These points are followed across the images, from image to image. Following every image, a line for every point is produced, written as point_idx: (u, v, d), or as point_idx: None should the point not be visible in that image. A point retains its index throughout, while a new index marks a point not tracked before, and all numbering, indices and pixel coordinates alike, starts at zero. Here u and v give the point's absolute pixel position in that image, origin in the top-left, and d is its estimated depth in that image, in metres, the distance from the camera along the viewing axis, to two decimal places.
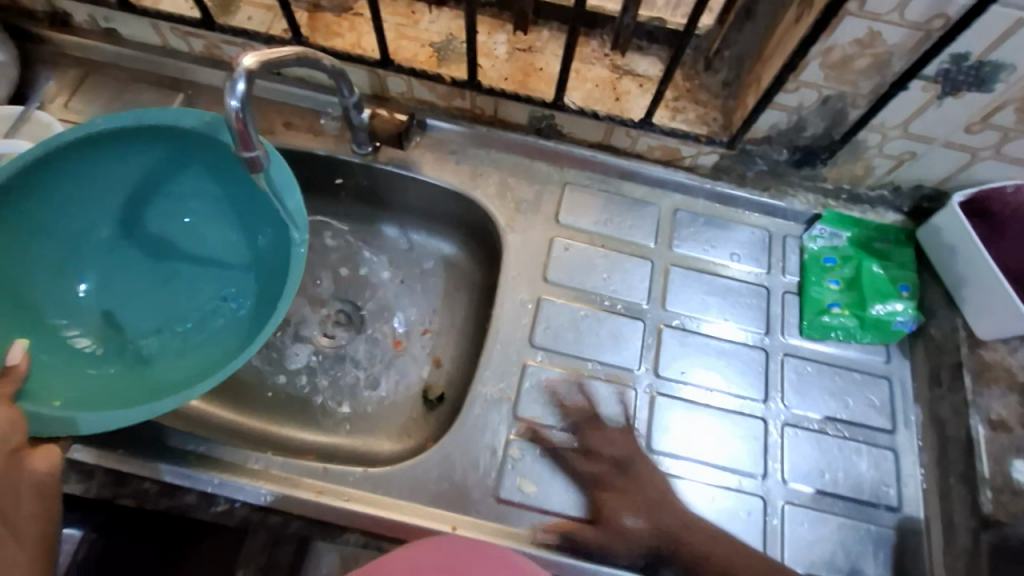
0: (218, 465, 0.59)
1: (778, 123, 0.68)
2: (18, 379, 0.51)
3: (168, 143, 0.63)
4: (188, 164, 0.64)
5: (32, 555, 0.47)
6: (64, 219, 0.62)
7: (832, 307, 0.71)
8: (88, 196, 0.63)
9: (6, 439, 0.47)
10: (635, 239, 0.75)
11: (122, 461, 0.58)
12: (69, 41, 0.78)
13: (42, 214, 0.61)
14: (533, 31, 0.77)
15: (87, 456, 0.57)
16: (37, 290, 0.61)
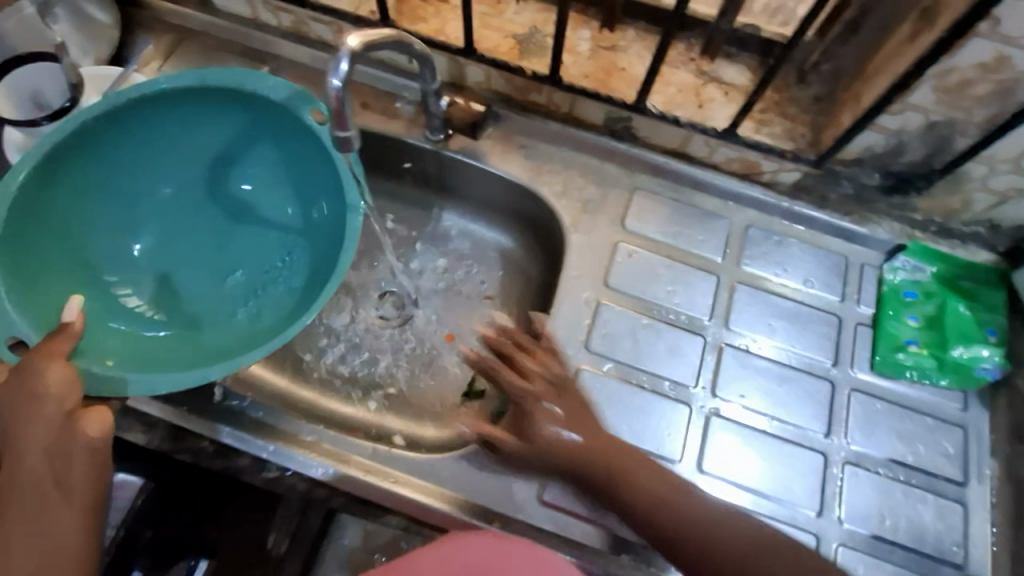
0: (273, 432, 0.60)
1: (874, 145, 0.65)
2: (76, 336, 0.53)
3: (246, 117, 0.65)
4: (260, 137, 0.66)
5: (82, 516, 0.48)
6: (137, 178, 0.66)
7: (908, 345, 0.67)
8: (164, 158, 0.66)
9: (64, 397, 0.49)
10: (702, 252, 0.72)
11: (185, 418, 0.60)
12: (165, 6, 0.80)
13: (120, 171, 0.64)
14: (619, 29, 0.75)
15: (154, 409, 0.61)
16: (102, 241, 0.64)
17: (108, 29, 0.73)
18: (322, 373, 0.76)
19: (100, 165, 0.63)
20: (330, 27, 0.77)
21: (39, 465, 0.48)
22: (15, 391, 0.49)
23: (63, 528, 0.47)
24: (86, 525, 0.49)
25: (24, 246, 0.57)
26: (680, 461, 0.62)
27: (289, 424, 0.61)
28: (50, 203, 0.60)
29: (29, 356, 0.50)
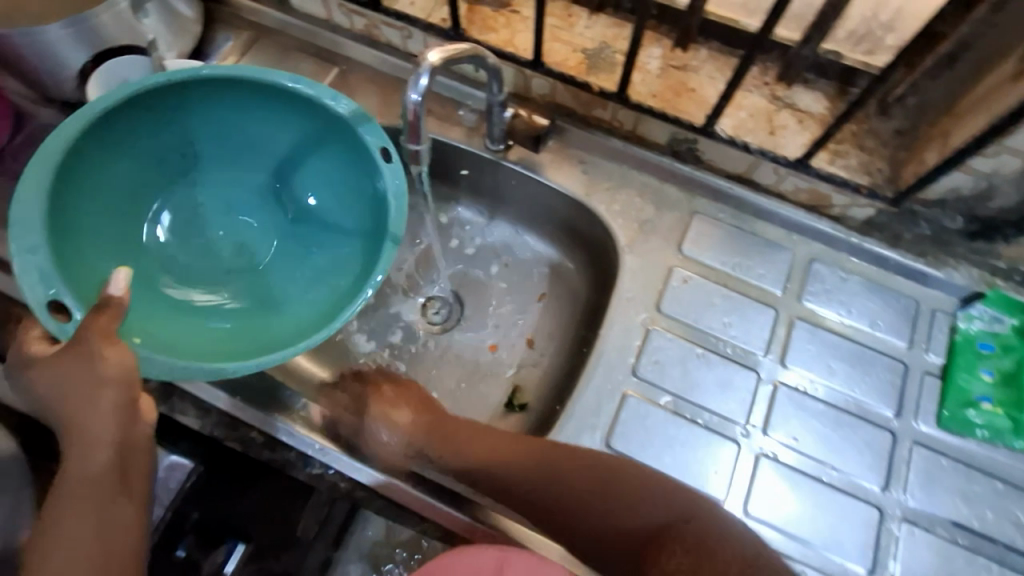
0: (323, 431, 0.63)
1: (960, 186, 0.61)
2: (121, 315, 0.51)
3: (313, 126, 0.66)
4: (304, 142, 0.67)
5: (138, 513, 0.50)
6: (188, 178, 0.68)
7: (981, 402, 0.64)
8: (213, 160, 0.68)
9: (128, 388, 0.49)
10: (762, 282, 0.70)
11: (242, 409, 0.63)
12: (244, 4, 0.83)
13: (187, 152, 0.66)
14: (691, 49, 0.73)
15: (212, 396, 0.64)
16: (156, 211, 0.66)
17: (190, 23, 0.77)
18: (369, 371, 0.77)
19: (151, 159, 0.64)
20: (401, 32, 0.78)
21: (99, 461, 0.48)
22: (70, 384, 0.48)
23: (123, 525, 0.48)
24: (140, 521, 0.50)
25: (71, 219, 0.58)
26: (724, 500, 0.61)
27: (337, 423, 0.63)
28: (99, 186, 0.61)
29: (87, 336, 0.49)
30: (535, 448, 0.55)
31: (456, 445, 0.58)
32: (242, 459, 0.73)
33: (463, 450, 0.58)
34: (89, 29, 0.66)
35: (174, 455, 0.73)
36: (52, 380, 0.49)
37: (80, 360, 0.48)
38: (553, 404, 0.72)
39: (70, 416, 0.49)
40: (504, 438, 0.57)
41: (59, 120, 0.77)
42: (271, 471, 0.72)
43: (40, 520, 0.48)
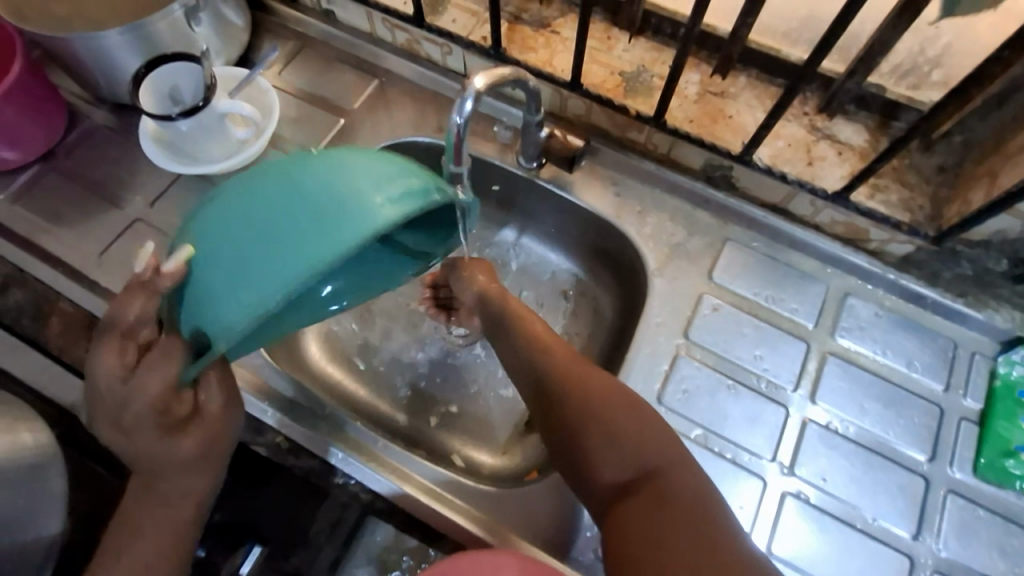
0: (346, 441, 0.65)
1: (1006, 230, 0.60)
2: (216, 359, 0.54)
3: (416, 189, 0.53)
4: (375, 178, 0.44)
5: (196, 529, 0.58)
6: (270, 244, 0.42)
7: (1020, 452, 0.62)
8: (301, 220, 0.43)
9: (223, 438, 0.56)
10: (794, 315, 0.69)
11: (268, 413, 0.65)
12: (291, 15, 0.86)
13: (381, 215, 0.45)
14: (730, 76, 0.72)
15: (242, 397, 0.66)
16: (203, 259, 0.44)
17: (238, 31, 0.80)
18: (392, 377, 0.78)
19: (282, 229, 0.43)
20: (442, 48, 0.80)
21: (185, 510, 0.56)
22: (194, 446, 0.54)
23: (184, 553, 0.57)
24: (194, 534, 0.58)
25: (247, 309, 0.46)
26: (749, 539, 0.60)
27: (362, 433, 0.65)
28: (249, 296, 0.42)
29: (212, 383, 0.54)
30: (584, 365, 0.56)
31: (515, 339, 0.60)
32: (263, 463, 0.71)
33: (518, 343, 0.59)
34: (145, 35, 0.68)
35: None
36: (174, 441, 0.53)
37: (204, 426, 0.54)
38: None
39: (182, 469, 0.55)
40: (559, 344, 0.59)
41: (109, 121, 0.80)
42: (284, 475, 0.71)
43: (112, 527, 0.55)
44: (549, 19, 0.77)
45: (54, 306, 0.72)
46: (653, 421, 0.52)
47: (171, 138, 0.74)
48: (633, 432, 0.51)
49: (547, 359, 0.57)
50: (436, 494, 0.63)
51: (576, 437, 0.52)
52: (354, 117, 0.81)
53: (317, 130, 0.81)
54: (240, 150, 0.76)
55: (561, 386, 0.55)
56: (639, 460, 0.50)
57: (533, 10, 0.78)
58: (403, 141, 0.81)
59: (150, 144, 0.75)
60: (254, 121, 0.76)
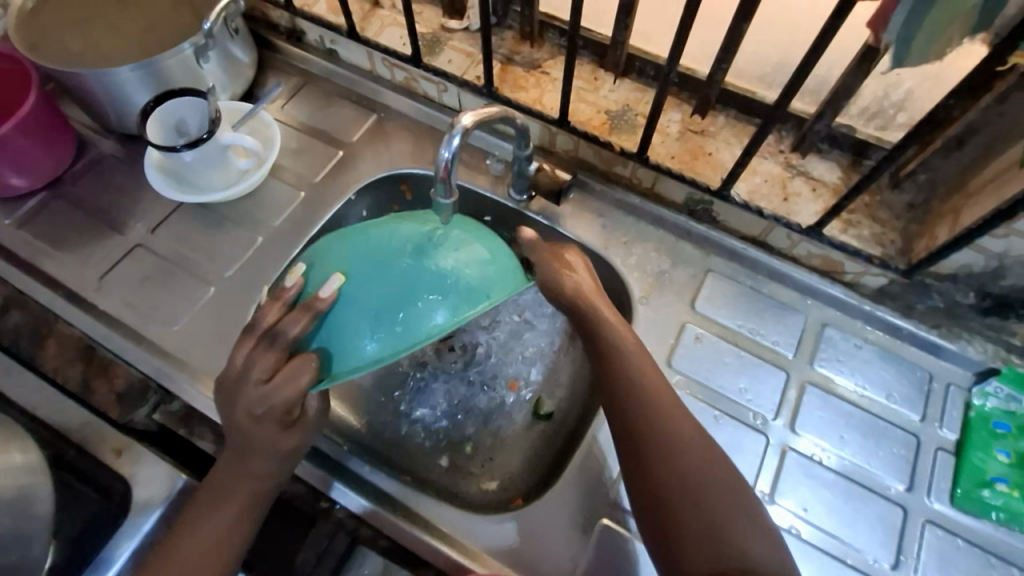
0: (346, 473, 0.66)
1: (971, 264, 0.62)
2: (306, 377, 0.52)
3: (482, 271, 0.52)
4: (452, 237, 0.53)
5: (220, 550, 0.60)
6: (374, 292, 0.50)
7: (996, 483, 0.63)
8: (418, 285, 0.50)
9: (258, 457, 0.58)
10: (774, 345, 0.71)
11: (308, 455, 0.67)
12: (296, 54, 0.90)
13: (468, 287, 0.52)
14: (709, 115, 0.76)
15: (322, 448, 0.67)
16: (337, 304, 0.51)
17: (244, 67, 0.84)
18: (382, 401, 0.79)
19: (393, 284, 0.50)
20: (437, 86, 0.84)
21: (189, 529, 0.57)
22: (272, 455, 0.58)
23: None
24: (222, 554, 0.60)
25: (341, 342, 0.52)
26: None
27: (356, 465, 0.66)
28: (372, 343, 0.49)
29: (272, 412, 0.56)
30: (690, 423, 0.55)
31: (618, 376, 0.57)
32: None
33: (616, 389, 0.56)
34: (156, 72, 0.72)
35: (181, 481, 0.65)
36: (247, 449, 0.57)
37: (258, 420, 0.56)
38: (554, 463, 0.73)
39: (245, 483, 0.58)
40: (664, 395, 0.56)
41: (117, 150, 0.84)
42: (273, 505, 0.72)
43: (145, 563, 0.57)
44: (539, 61, 0.82)
45: (53, 328, 0.75)
46: (743, 508, 0.51)
47: (176, 167, 0.77)
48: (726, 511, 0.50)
49: (647, 407, 0.55)
50: (408, 511, 0.64)
51: (668, 496, 0.51)
52: (352, 149, 0.85)
53: (316, 161, 0.84)
54: (242, 178, 0.79)
55: (658, 438, 0.53)
56: (722, 531, 0.49)
57: (524, 52, 0.83)
58: (400, 172, 0.84)
59: (154, 173, 0.78)
60: (256, 152, 0.80)
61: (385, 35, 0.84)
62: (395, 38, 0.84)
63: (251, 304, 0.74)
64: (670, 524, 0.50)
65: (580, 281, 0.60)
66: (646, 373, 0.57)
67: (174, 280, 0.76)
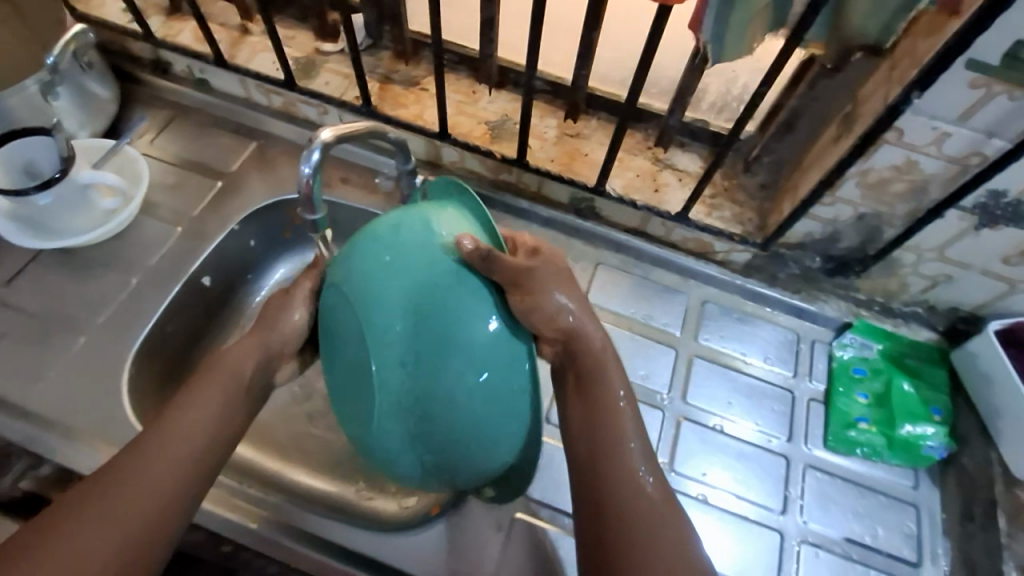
0: (237, 508, 0.63)
1: (813, 232, 0.70)
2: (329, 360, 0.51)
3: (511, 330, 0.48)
4: (383, 303, 0.46)
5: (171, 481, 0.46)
6: (413, 379, 0.46)
7: (859, 422, 0.70)
8: (454, 352, 0.46)
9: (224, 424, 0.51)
10: (663, 326, 0.76)
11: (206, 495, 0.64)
12: (165, 86, 0.87)
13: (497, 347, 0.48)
14: (582, 118, 0.81)
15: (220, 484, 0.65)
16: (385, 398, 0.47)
17: (106, 103, 0.80)
18: (292, 432, 0.77)
19: (382, 391, 0.47)
20: (317, 109, 0.83)
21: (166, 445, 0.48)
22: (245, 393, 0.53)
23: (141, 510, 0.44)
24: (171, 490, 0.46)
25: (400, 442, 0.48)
26: None
27: (252, 497, 0.64)
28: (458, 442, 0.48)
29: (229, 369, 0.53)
30: None
31: (590, 404, 0.50)
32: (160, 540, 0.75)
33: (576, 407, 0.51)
34: None
35: None
36: (232, 420, 0.51)
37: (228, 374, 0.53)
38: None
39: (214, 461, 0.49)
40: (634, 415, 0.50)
41: None
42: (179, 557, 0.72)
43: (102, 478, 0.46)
44: (417, 78, 0.84)
45: None
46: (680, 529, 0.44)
47: (27, 214, 0.71)
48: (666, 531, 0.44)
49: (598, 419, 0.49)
50: (319, 540, 0.62)
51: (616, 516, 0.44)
52: (233, 178, 0.82)
53: (193, 195, 0.81)
54: (109, 218, 0.75)
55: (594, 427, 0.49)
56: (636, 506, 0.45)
57: (401, 71, 0.84)
58: (285, 198, 0.81)
59: (3, 221, 0.71)
60: (121, 191, 0.76)
61: (257, 62, 0.83)
62: (268, 63, 0.83)
63: (129, 351, 0.69)
64: (606, 544, 0.44)
65: (546, 268, 0.50)
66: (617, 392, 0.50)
67: (39, 335, 0.70)
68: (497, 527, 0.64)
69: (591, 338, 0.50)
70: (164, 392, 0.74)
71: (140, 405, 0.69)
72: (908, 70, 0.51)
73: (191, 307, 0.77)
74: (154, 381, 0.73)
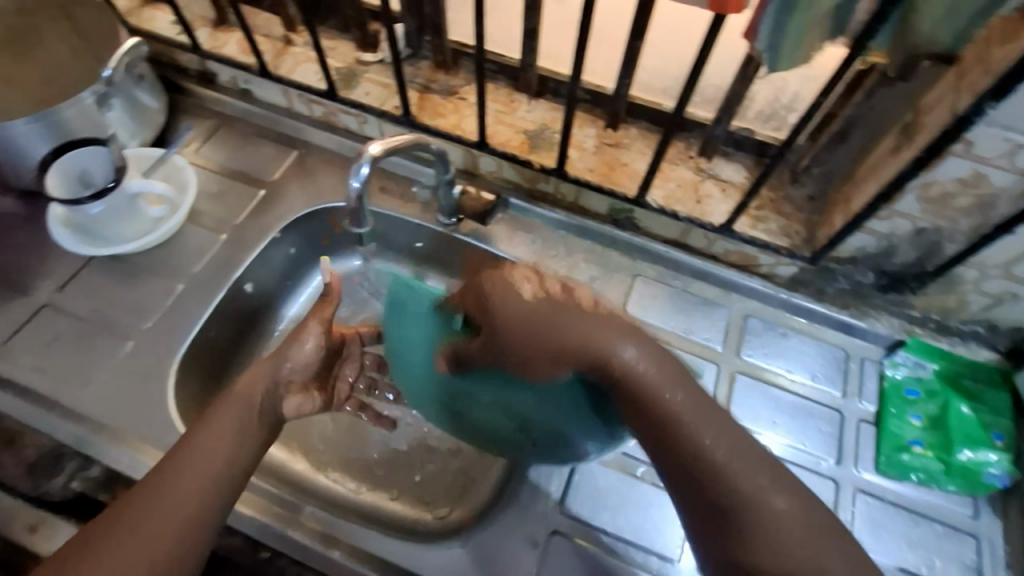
0: (273, 514, 0.64)
1: (866, 246, 0.67)
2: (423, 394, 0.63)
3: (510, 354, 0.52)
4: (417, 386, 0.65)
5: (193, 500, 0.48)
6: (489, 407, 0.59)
7: (913, 446, 0.67)
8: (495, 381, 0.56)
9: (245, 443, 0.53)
10: (705, 341, 0.74)
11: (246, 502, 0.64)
12: (210, 96, 0.89)
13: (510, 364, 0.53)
14: (622, 127, 0.80)
15: (258, 490, 0.65)
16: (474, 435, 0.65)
17: (154, 113, 0.82)
18: (326, 440, 0.77)
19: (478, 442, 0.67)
20: (357, 118, 0.84)
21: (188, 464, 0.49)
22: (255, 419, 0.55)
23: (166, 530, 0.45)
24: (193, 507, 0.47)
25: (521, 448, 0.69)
26: (677, 560, 0.63)
27: (287, 504, 0.64)
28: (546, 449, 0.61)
29: (239, 398, 0.55)
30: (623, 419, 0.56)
31: (643, 404, 0.46)
32: None
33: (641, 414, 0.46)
34: (54, 124, 0.70)
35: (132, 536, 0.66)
36: (248, 439, 0.53)
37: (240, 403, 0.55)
38: (492, 483, 0.70)
39: (234, 479, 0.51)
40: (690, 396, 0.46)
41: (16, 209, 0.79)
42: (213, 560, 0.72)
43: (123, 499, 0.47)
44: (456, 87, 0.84)
45: None
46: (779, 489, 0.43)
47: (80, 220, 0.73)
48: (782, 507, 0.42)
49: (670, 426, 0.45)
50: (357, 551, 0.62)
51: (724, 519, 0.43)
52: (275, 186, 0.83)
53: (236, 203, 0.82)
54: (156, 227, 0.77)
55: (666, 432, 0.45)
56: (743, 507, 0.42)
57: (440, 80, 0.84)
58: (325, 207, 0.82)
59: (58, 229, 0.74)
60: (168, 198, 0.77)
61: (300, 72, 0.84)
62: (310, 73, 0.84)
63: (174, 356, 0.71)
64: (716, 527, 0.43)
65: (511, 337, 0.48)
66: (663, 381, 0.46)
67: (87, 339, 0.72)
68: (534, 544, 0.63)
69: (602, 341, 0.46)
70: (205, 397, 0.75)
71: (183, 409, 0.70)
72: (980, 78, 0.48)
73: (232, 314, 0.78)
74: (196, 386, 0.74)
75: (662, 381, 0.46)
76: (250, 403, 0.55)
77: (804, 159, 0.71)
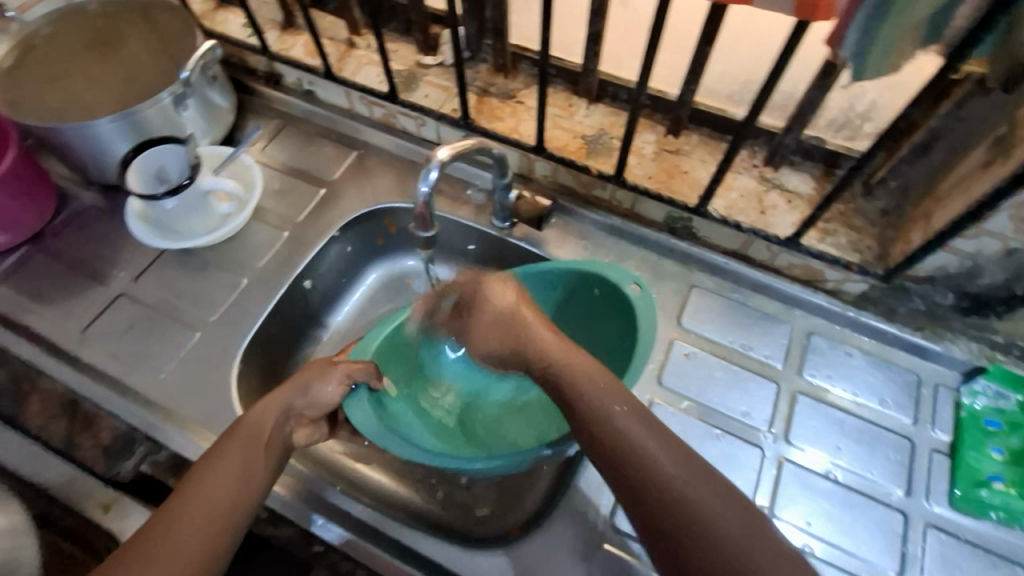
0: (326, 507, 0.65)
1: (946, 265, 0.63)
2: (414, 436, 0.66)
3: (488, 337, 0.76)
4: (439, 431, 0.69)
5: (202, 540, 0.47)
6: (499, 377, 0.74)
7: (993, 482, 0.63)
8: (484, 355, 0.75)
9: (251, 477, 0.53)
10: (765, 358, 0.72)
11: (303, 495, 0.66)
12: (276, 97, 0.92)
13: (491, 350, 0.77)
14: (683, 134, 0.78)
15: (313, 484, 0.67)
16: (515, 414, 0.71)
17: (224, 113, 0.85)
18: None
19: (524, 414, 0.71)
20: (414, 121, 0.85)
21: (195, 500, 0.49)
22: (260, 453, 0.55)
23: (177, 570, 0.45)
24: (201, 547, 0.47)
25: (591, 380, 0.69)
26: None
27: (339, 499, 0.65)
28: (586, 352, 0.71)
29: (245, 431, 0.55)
30: None
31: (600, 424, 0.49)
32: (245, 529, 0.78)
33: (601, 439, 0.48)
34: (135, 122, 0.73)
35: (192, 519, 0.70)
36: (258, 468, 0.54)
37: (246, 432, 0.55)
38: (541, 490, 0.70)
39: (243, 513, 0.51)
40: (642, 427, 0.48)
41: (98, 202, 0.84)
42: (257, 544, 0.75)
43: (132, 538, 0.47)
44: (514, 91, 0.84)
45: (36, 383, 0.75)
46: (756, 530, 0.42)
47: (157, 215, 0.77)
48: (735, 531, 0.42)
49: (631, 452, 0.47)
50: (406, 550, 0.63)
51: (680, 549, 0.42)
52: (334, 186, 0.86)
53: (297, 200, 0.85)
54: (223, 223, 0.80)
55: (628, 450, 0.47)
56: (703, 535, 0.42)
57: (498, 83, 0.85)
58: (382, 207, 0.84)
59: (134, 221, 0.77)
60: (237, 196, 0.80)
61: (362, 75, 0.86)
62: (372, 76, 0.86)
63: (236, 348, 0.73)
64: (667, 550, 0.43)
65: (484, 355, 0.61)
66: (616, 410, 0.49)
67: (155, 329, 0.75)
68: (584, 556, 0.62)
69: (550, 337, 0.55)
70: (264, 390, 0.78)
71: (243, 400, 0.73)
72: None
73: (292, 309, 0.80)
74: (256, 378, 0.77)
75: (617, 408, 0.49)
76: (256, 434, 0.56)
77: (878, 170, 0.68)
